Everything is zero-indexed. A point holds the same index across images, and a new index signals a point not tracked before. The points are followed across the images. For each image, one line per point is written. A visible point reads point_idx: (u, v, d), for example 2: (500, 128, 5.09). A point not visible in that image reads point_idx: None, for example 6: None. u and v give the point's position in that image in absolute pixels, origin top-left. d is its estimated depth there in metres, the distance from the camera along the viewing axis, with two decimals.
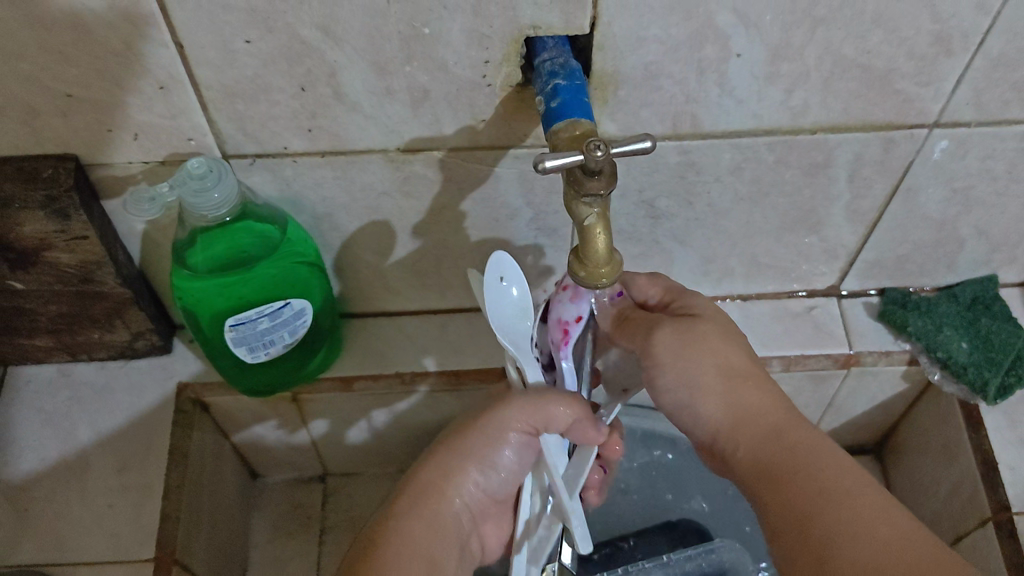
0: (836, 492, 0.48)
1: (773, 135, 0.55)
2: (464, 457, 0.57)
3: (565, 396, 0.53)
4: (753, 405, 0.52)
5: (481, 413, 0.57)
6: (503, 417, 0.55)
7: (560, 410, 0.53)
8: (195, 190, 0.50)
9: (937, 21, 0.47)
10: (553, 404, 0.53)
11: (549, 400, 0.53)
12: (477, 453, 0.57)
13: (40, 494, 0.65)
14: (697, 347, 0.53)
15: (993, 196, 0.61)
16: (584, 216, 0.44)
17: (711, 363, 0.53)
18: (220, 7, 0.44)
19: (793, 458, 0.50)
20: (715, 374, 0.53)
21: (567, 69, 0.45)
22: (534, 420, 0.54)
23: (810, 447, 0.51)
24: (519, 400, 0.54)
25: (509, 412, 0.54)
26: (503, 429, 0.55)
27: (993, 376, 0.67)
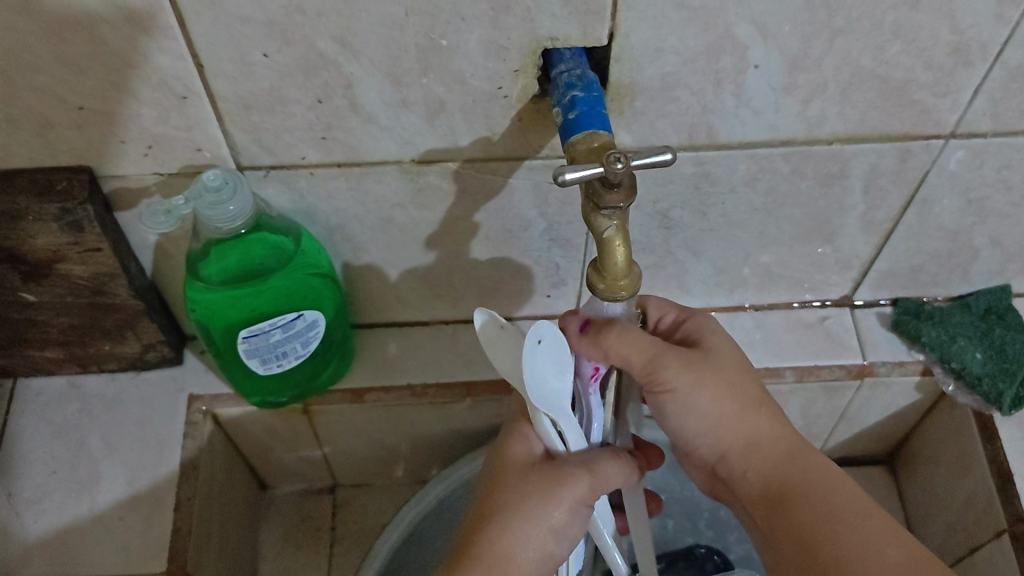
0: (845, 520, 0.49)
1: (789, 145, 0.55)
2: (528, 532, 0.49)
3: (611, 456, 0.50)
4: (766, 431, 0.53)
5: (527, 483, 0.50)
6: (557, 489, 0.49)
7: (612, 471, 0.50)
8: (210, 203, 0.50)
9: (956, 32, 0.47)
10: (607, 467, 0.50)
11: (605, 459, 0.50)
12: (542, 526, 0.49)
13: (50, 507, 0.64)
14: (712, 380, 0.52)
15: (1009, 206, 0.61)
16: (603, 228, 0.43)
17: (731, 393, 0.52)
18: (238, 19, 0.44)
19: (804, 485, 0.51)
20: (728, 402, 0.52)
21: (584, 81, 0.45)
22: (590, 487, 0.49)
23: (816, 473, 0.52)
24: (570, 468, 0.49)
25: (576, 484, 0.49)
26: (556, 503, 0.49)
27: (1008, 387, 0.66)
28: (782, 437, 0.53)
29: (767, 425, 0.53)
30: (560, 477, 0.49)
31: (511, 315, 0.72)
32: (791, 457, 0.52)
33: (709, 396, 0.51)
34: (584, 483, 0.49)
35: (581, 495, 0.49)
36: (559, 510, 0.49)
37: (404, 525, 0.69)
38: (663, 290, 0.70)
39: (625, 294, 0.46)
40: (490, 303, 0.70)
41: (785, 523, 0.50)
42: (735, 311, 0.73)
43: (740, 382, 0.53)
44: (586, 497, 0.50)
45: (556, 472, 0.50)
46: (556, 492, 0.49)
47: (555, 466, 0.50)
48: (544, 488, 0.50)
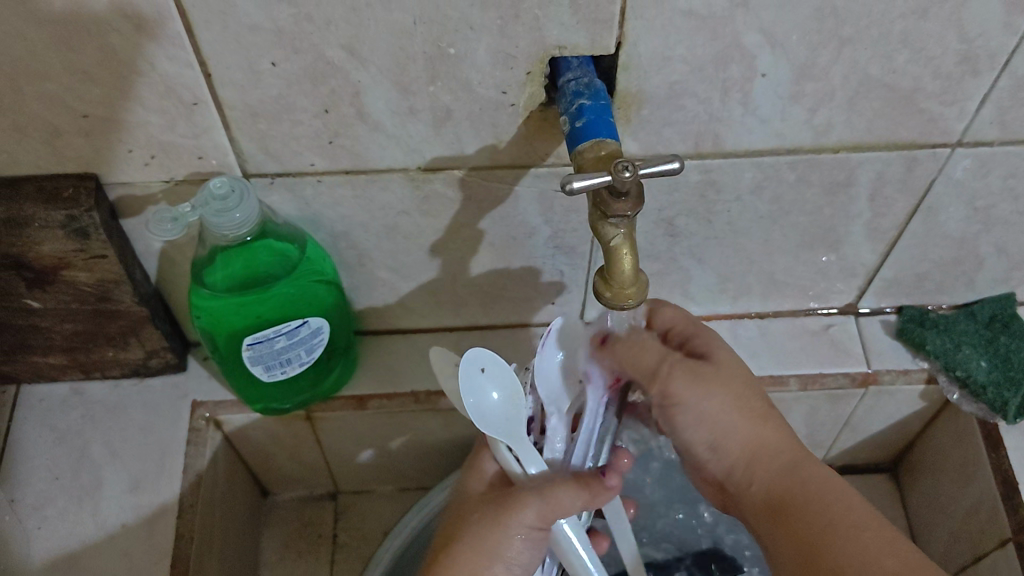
0: (844, 526, 0.48)
1: (796, 153, 0.55)
2: (487, 560, 0.52)
3: (572, 485, 0.52)
4: (767, 441, 0.53)
5: (490, 512, 0.53)
6: (515, 516, 0.52)
7: (571, 500, 0.52)
8: (216, 211, 0.50)
9: (964, 41, 0.47)
10: (564, 495, 0.52)
11: (559, 487, 0.52)
12: (501, 554, 0.52)
13: (52, 514, 0.64)
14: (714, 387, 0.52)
15: (1015, 214, 0.61)
16: (610, 237, 0.43)
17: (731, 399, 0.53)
18: (247, 27, 0.44)
19: (804, 494, 0.51)
20: (727, 411, 0.53)
21: (592, 89, 0.45)
22: (547, 515, 0.52)
23: (819, 482, 0.51)
24: (529, 496, 0.52)
25: (528, 510, 0.52)
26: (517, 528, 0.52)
27: (1013, 396, 0.66)
28: (786, 446, 0.53)
29: (768, 436, 0.53)
30: (513, 504, 0.52)
31: (515, 322, 0.72)
32: (794, 466, 0.52)
33: (709, 404, 0.52)
34: (534, 509, 0.52)
35: (533, 520, 0.52)
36: (515, 537, 0.52)
37: (407, 532, 0.69)
38: (667, 298, 0.70)
39: (631, 302, 0.46)
40: (495, 311, 0.70)
41: (787, 534, 0.50)
42: (739, 319, 0.73)
43: (742, 390, 0.53)
44: (539, 522, 0.52)
45: (513, 500, 0.52)
46: (510, 518, 0.52)
47: (511, 493, 0.53)
48: (501, 514, 0.52)
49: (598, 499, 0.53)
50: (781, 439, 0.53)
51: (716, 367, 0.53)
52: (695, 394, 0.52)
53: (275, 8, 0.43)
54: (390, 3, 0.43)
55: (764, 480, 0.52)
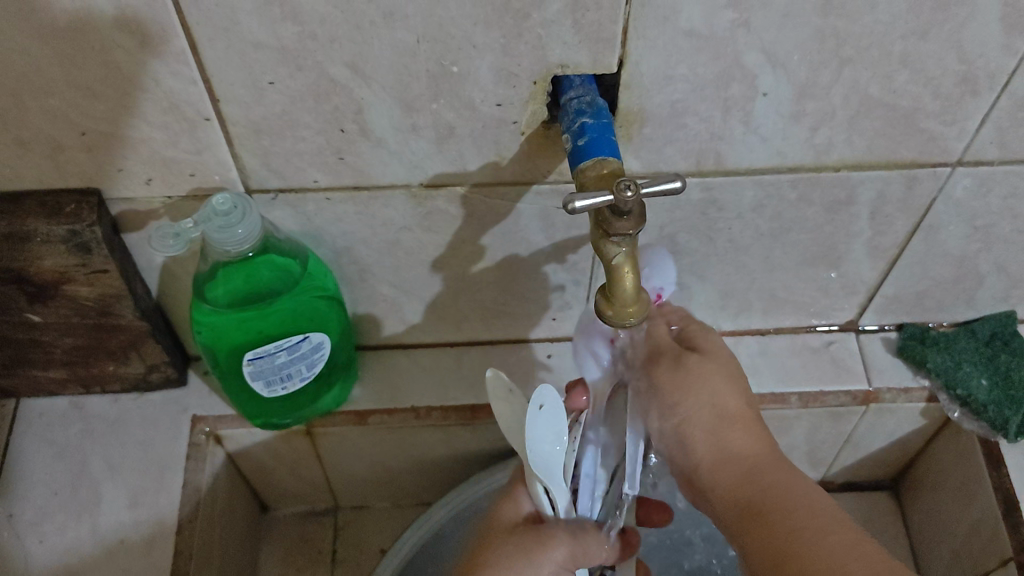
0: (806, 550, 0.45)
1: (797, 172, 0.55)
2: None
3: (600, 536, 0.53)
4: (738, 444, 0.51)
5: (515, 542, 0.52)
6: (545, 549, 0.51)
7: (597, 547, 0.53)
8: (219, 226, 0.50)
9: (964, 61, 0.47)
10: (594, 540, 0.52)
11: (591, 538, 0.52)
12: None
13: (50, 530, 0.64)
14: (694, 385, 0.52)
15: (1015, 233, 0.61)
16: (612, 255, 0.43)
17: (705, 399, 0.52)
18: (250, 45, 0.44)
19: (782, 513, 0.47)
20: (705, 408, 0.52)
21: (594, 107, 0.45)
22: (576, 556, 0.51)
23: (784, 485, 0.49)
24: (561, 533, 0.52)
25: (560, 551, 0.51)
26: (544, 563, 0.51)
27: (1014, 414, 0.66)
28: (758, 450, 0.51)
29: (743, 438, 0.52)
30: (544, 542, 0.51)
31: (516, 338, 0.72)
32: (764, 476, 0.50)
33: (687, 403, 0.52)
34: (567, 551, 0.51)
35: (564, 562, 0.51)
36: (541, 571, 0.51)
37: (408, 548, 0.69)
38: None
39: (633, 320, 0.45)
40: (496, 327, 0.70)
41: (754, 537, 0.47)
42: (741, 335, 0.73)
43: (723, 392, 0.53)
44: (568, 564, 0.51)
45: (544, 534, 0.52)
46: (539, 555, 0.51)
47: (541, 530, 0.52)
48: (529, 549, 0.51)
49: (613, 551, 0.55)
50: (753, 444, 0.51)
51: (701, 368, 0.53)
52: (677, 389, 0.52)
53: (279, 26, 0.43)
54: (393, 22, 0.43)
55: (729, 482, 0.50)
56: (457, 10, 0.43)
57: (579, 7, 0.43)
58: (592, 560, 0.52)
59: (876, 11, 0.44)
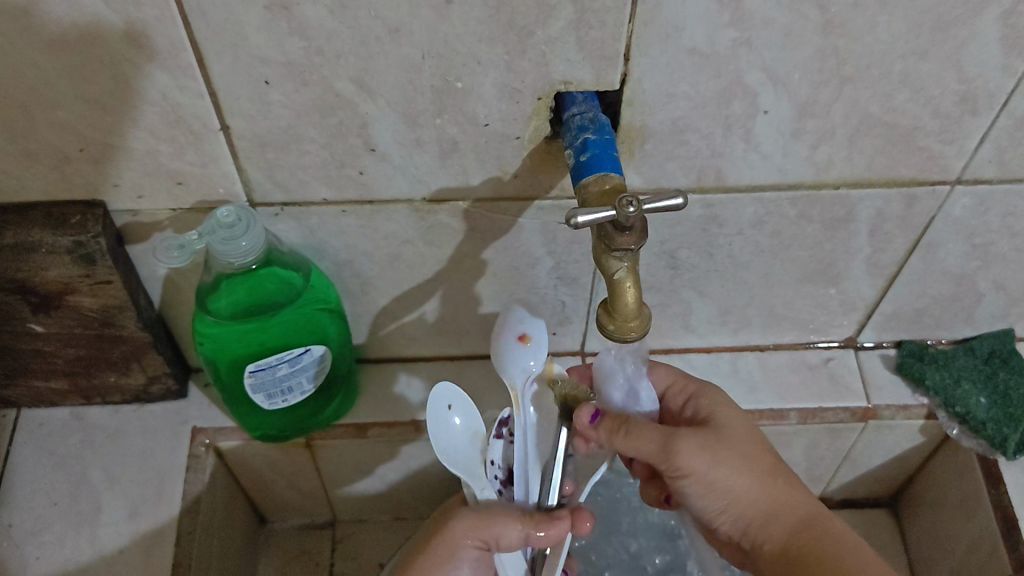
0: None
1: (798, 189, 0.55)
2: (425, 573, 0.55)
3: (516, 514, 0.54)
4: (783, 495, 0.54)
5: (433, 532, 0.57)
6: (451, 532, 0.55)
7: (510, 527, 0.54)
8: (223, 239, 0.51)
9: (964, 81, 0.48)
10: (504, 520, 0.54)
11: (498, 514, 0.54)
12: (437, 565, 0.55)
13: (49, 540, 0.64)
14: (724, 455, 0.53)
15: (1013, 251, 0.62)
16: (614, 270, 0.44)
17: (737, 464, 0.53)
18: (257, 60, 0.45)
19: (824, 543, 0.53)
20: (742, 476, 0.53)
21: (596, 123, 0.46)
22: (483, 535, 0.54)
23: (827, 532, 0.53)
24: (468, 515, 0.55)
25: (458, 527, 0.55)
26: (453, 546, 0.55)
27: (1013, 433, 0.67)
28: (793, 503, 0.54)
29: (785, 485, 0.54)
30: (449, 525, 0.55)
31: None
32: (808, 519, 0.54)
33: (724, 475, 0.53)
34: (468, 526, 0.54)
35: (468, 537, 0.54)
36: (456, 552, 0.55)
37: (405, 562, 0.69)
38: (668, 329, 0.70)
39: (636, 335, 0.45)
40: None
41: None
42: (740, 352, 0.73)
43: (752, 449, 0.54)
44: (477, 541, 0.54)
45: (456, 516, 0.56)
46: (447, 536, 0.55)
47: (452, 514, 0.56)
48: (439, 532, 0.56)
49: (542, 532, 0.54)
50: (794, 492, 0.54)
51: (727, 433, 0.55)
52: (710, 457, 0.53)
53: (286, 41, 0.44)
54: (399, 38, 0.44)
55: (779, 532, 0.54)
56: (462, 27, 0.43)
57: (583, 24, 0.44)
58: (504, 541, 0.54)
59: (876, 30, 0.45)
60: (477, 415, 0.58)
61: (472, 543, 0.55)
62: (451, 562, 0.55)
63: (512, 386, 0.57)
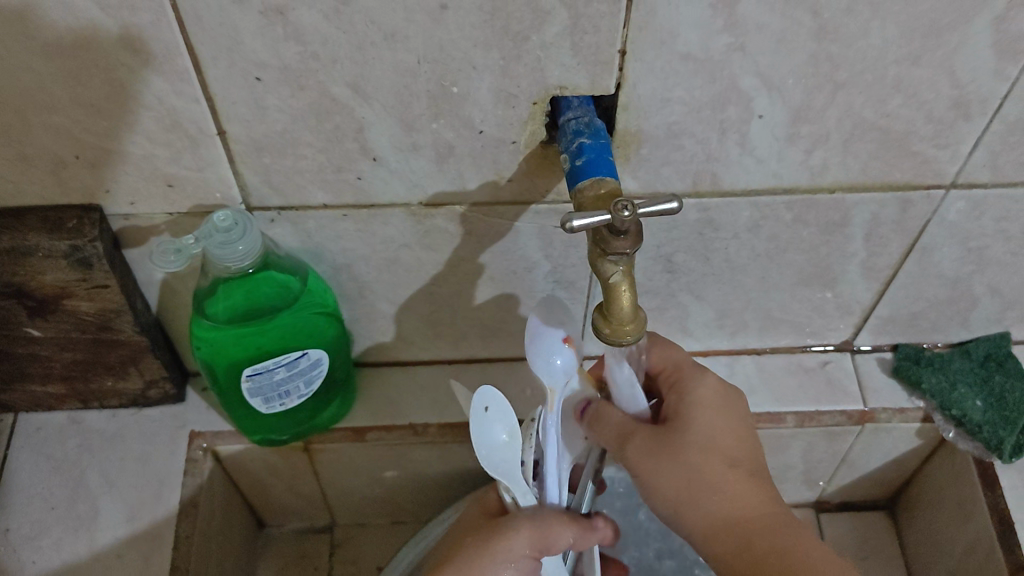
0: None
1: (793, 193, 0.55)
2: None
3: (567, 522, 0.55)
4: (738, 511, 0.52)
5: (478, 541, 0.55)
6: (506, 541, 0.54)
7: (565, 536, 0.54)
8: (220, 243, 0.51)
9: (957, 86, 0.48)
10: (561, 529, 0.54)
11: (552, 521, 0.55)
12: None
13: (47, 544, 0.64)
14: (671, 458, 0.52)
15: (1008, 255, 0.62)
16: (609, 274, 0.44)
17: (683, 474, 0.52)
18: (253, 65, 0.45)
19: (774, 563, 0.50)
20: (689, 483, 0.52)
21: (592, 128, 0.46)
22: (540, 545, 0.54)
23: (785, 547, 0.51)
24: (522, 524, 0.54)
25: (519, 537, 0.54)
26: (507, 556, 0.54)
27: (1009, 435, 0.67)
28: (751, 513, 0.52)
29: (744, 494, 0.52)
30: (503, 534, 0.54)
31: (514, 356, 0.72)
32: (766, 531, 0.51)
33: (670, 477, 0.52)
34: (526, 535, 0.54)
35: (526, 547, 0.54)
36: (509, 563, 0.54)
37: (403, 566, 0.69)
38: (665, 332, 0.70)
39: (632, 337, 0.46)
40: (493, 344, 0.70)
41: None
42: (737, 355, 0.73)
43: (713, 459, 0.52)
44: (532, 552, 0.54)
45: (507, 526, 0.54)
46: (502, 546, 0.54)
47: (502, 523, 0.55)
48: (494, 541, 0.54)
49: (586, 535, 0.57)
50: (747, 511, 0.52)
51: (689, 436, 0.53)
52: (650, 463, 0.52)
53: (282, 46, 0.44)
54: (394, 43, 0.44)
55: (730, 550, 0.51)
56: (457, 32, 0.44)
57: (578, 29, 0.44)
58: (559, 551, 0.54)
59: (869, 35, 0.45)
60: (513, 416, 0.54)
61: (525, 554, 0.54)
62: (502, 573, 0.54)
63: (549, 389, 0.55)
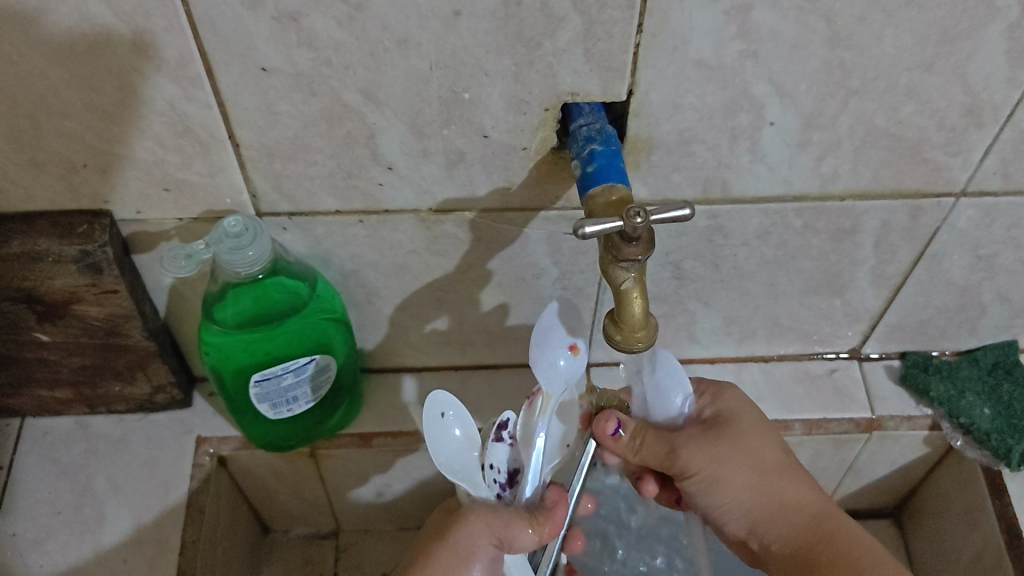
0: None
1: (803, 201, 0.55)
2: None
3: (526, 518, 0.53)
4: (798, 494, 0.57)
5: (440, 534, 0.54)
6: (464, 531, 0.53)
7: (521, 531, 0.53)
8: (230, 249, 0.51)
9: (969, 94, 0.48)
10: (516, 523, 0.53)
11: (511, 515, 0.53)
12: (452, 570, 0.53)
13: (53, 550, 0.64)
14: (734, 452, 0.56)
15: (1017, 263, 0.62)
16: (621, 280, 0.44)
17: (741, 464, 0.56)
18: (267, 71, 0.45)
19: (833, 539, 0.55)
20: (746, 472, 0.56)
21: (603, 134, 0.46)
22: (496, 536, 0.53)
23: (837, 532, 0.56)
24: (479, 514, 0.53)
25: (476, 529, 0.53)
26: (467, 548, 0.53)
27: (1017, 443, 0.66)
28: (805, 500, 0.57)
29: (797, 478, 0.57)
30: (462, 524, 0.53)
31: (520, 362, 0.72)
32: (820, 518, 0.56)
33: (737, 472, 0.56)
34: (481, 526, 0.53)
35: (483, 539, 0.53)
36: (469, 553, 0.53)
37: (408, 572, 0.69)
38: (672, 340, 0.70)
39: (643, 346, 0.46)
40: (500, 351, 0.70)
41: None
42: (744, 362, 0.73)
43: (768, 448, 0.57)
44: (490, 544, 0.53)
45: (465, 516, 0.53)
46: (460, 536, 0.53)
47: (462, 513, 0.54)
48: (451, 531, 0.54)
49: (549, 526, 0.53)
50: (807, 492, 0.57)
51: (737, 428, 0.57)
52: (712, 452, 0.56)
53: (294, 52, 0.44)
54: (407, 49, 0.44)
55: (790, 532, 0.56)
56: (470, 38, 0.44)
57: (590, 36, 0.44)
58: (516, 545, 0.53)
59: (882, 43, 0.45)
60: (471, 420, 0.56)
61: (484, 545, 0.53)
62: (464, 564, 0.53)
63: (546, 392, 0.55)
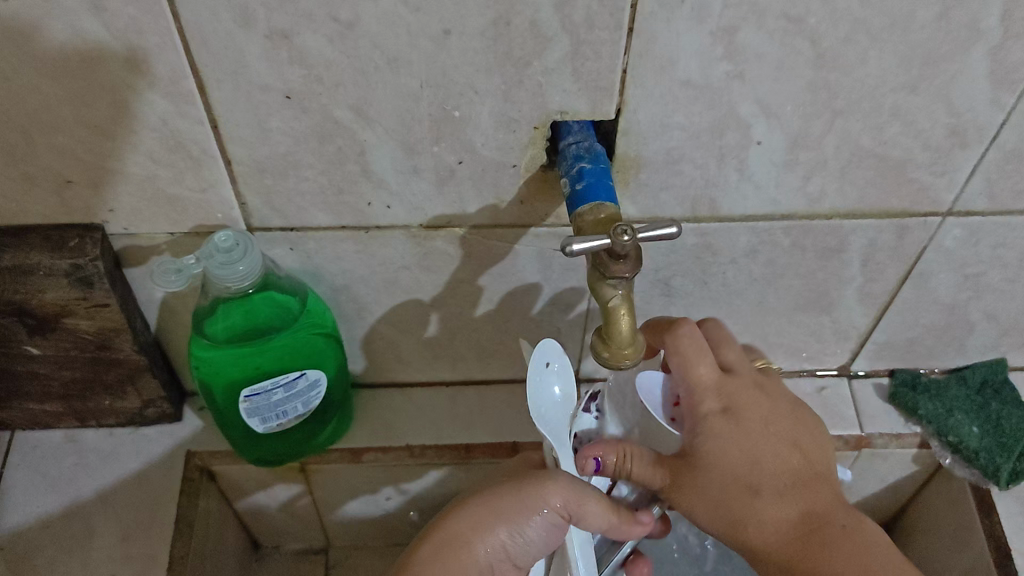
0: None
1: (790, 219, 0.56)
2: (496, 521, 0.52)
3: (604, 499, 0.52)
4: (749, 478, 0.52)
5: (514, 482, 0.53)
6: (539, 491, 0.51)
7: (597, 506, 0.52)
8: (221, 263, 0.51)
9: (953, 115, 0.49)
10: (593, 499, 0.51)
11: (591, 493, 0.52)
12: (512, 520, 0.52)
13: (41, 564, 0.64)
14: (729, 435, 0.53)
15: (1004, 282, 0.62)
16: (608, 297, 0.44)
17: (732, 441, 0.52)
18: (258, 87, 0.45)
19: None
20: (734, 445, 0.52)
21: (592, 153, 0.46)
22: (570, 504, 0.51)
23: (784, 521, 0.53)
24: (559, 478, 0.52)
25: (554, 490, 0.51)
26: (538, 506, 0.51)
27: (1005, 462, 0.67)
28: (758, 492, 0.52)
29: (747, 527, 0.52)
30: (542, 482, 0.52)
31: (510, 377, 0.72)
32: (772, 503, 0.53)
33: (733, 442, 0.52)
34: (560, 490, 0.51)
35: (557, 504, 0.51)
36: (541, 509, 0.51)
37: None
38: None
39: (629, 363, 0.46)
40: (491, 367, 0.71)
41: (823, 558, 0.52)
42: None
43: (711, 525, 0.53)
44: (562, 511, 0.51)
45: (544, 478, 0.52)
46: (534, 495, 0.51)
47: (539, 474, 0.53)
48: (528, 486, 0.52)
49: (624, 523, 0.54)
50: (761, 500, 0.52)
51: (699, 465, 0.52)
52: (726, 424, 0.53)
53: (286, 69, 0.44)
54: (398, 68, 0.45)
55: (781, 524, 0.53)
56: (460, 57, 0.44)
57: (579, 56, 0.44)
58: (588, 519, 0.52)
59: (867, 64, 0.45)
60: (569, 376, 0.53)
61: (554, 509, 0.51)
62: (528, 515, 0.51)
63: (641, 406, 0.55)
